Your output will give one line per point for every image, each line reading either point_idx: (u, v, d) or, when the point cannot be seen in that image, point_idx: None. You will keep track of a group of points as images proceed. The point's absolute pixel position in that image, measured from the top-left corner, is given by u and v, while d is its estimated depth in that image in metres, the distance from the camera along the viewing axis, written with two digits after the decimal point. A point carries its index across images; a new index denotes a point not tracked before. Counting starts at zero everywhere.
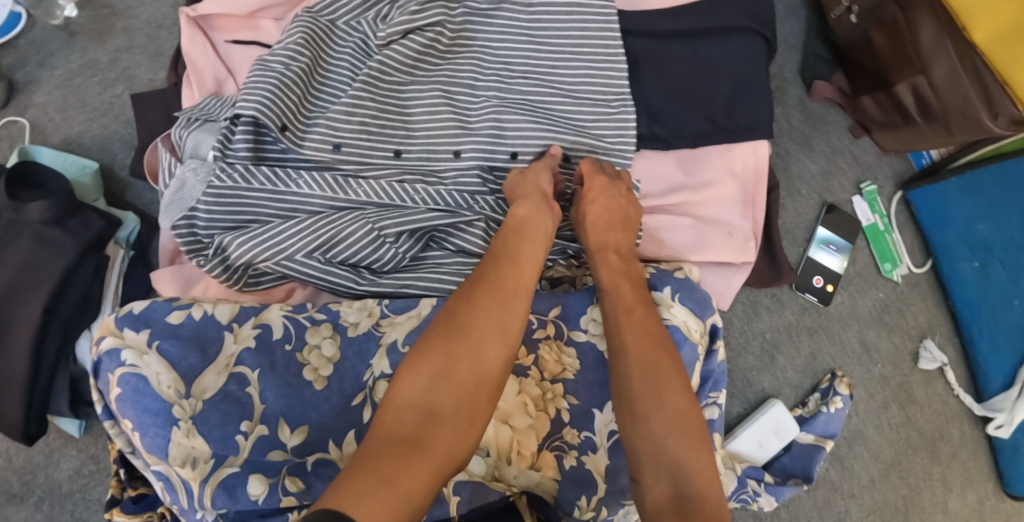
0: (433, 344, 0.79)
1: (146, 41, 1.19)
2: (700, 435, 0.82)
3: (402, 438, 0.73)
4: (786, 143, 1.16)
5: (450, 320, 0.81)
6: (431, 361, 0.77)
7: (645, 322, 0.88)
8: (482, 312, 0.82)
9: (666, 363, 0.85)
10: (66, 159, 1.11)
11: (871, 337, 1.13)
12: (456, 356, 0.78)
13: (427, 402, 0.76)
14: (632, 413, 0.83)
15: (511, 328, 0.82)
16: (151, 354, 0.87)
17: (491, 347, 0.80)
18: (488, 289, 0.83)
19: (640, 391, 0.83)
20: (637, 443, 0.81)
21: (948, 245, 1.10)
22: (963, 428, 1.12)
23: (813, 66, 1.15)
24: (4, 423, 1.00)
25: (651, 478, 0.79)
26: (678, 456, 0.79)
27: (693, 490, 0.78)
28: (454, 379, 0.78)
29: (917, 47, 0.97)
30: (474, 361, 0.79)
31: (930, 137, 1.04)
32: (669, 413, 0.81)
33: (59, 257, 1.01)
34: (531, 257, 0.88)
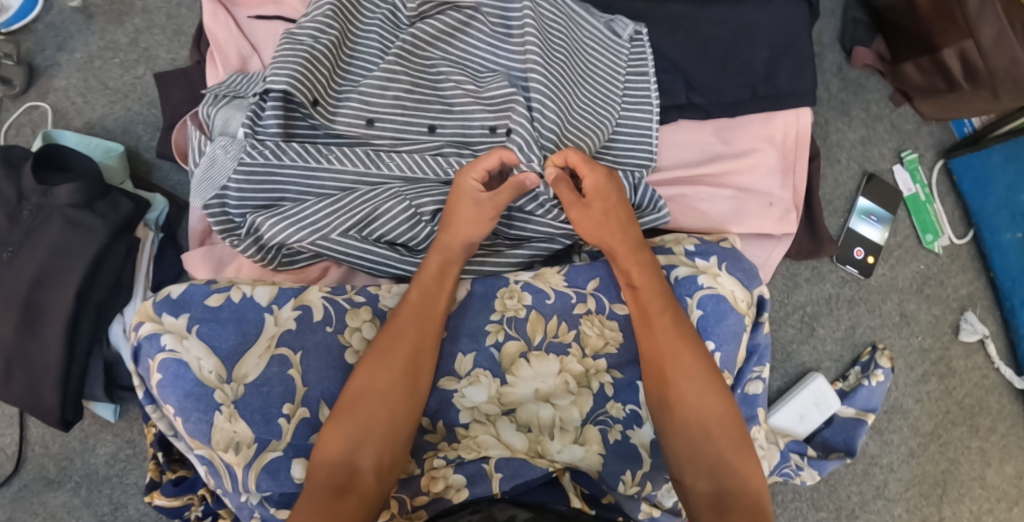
0: (350, 408, 0.82)
1: (165, 20, 1.16)
2: (740, 429, 0.82)
3: (336, 486, 0.79)
4: (824, 112, 1.14)
5: (364, 381, 0.83)
6: (349, 423, 0.81)
7: (674, 326, 0.85)
8: (386, 376, 0.83)
9: (689, 364, 0.83)
10: (91, 142, 1.09)
11: (912, 309, 1.11)
12: (373, 415, 0.81)
13: (351, 455, 0.80)
14: (669, 416, 0.82)
15: (418, 387, 0.84)
16: (191, 339, 0.86)
17: (399, 409, 0.82)
18: (390, 348, 0.84)
19: (683, 396, 0.82)
20: (676, 443, 0.81)
21: (989, 214, 1.08)
22: (1002, 401, 1.11)
23: (853, 32, 1.13)
24: (41, 409, 0.99)
25: (691, 477, 0.80)
26: (718, 455, 0.80)
27: (732, 487, 0.79)
28: (374, 436, 0.81)
29: (962, 7, 0.95)
30: (389, 415, 0.82)
31: (974, 102, 1.02)
32: (703, 416, 0.81)
33: (90, 241, 0.99)
34: (437, 306, 0.88)
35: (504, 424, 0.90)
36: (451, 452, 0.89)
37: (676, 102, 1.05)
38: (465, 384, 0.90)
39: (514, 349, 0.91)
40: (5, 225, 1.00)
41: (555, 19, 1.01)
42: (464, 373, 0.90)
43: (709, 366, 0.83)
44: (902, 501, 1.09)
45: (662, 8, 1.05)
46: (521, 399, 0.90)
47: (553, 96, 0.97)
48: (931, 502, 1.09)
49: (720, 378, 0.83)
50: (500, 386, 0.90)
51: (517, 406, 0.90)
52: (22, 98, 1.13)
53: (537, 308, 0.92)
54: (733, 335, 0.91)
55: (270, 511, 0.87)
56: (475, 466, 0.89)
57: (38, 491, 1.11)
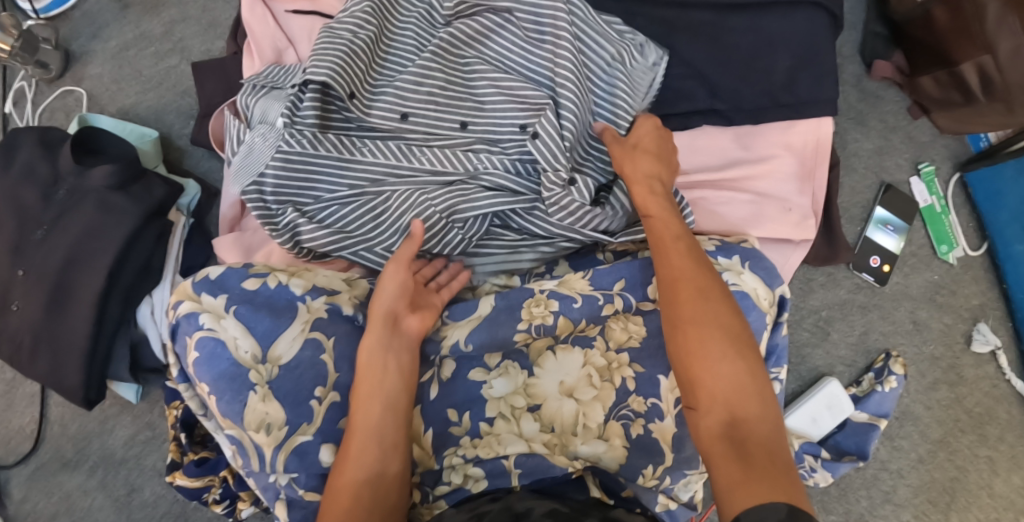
0: (354, 440, 0.82)
1: (200, 12, 1.18)
2: (756, 362, 0.80)
3: (360, 499, 0.79)
4: (842, 122, 1.17)
5: (361, 415, 0.83)
6: (359, 442, 0.82)
7: (692, 255, 0.86)
8: (368, 421, 0.83)
9: (711, 295, 0.83)
10: (126, 127, 1.11)
11: (924, 318, 1.13)
12: (365, 449, 0.81)
13: (374, 471, 0.80)
14: (683, 338, 0.81)
15: (388, 435, 0.82)
16: (229, 319, 0.88)
17: (394, 466, 0.82)
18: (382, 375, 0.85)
19: (693, 316, 0.81)
20: (687, 360, 0.80)
21: (1002, 225, 1.11)
22: (1012, 411, 1.12)
23: (872, 44, 1.15)
24: (65, 387, 1.00)
25: (705, 410, 0.78)
26: (738, 379, 0.78)
27: (747, 415, 0.77)
28: (371, 456, 0.81)
29: (981, 23, 0.98)
30: (377, 442, 0.82)
31: (990, 116, 1.05)
32: (722, 336, 0.80)
33: (122, 224, 1.00)
34: (388, 380, 0.85)
35: (527, 421, 0.91)
36: (470, 450, 0.90)
37: (699, 106, 1.08)
38: (494, 376, 0.92)
39: (543, 343, 0.93)
40: (39, 205, 1.01)
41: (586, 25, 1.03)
42: (494, 365, 0.93)
43: (722, 297, 0.83)
44: (911, 507, 1.10)
45: (687, 14, 1.08)
46: (546, 394, 0.92)
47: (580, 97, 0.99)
48: (939, 509, 1.10)
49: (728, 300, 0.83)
50: (527, 378, 0.92)
51: (541, 402, 0.92)
52: (57, 84, 1.16)
53: (564, 313, 0.93)
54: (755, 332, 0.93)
55: (298, 493, 0.88)
56: (494, 463, 0.90)
57: (55, 472, 1.12)
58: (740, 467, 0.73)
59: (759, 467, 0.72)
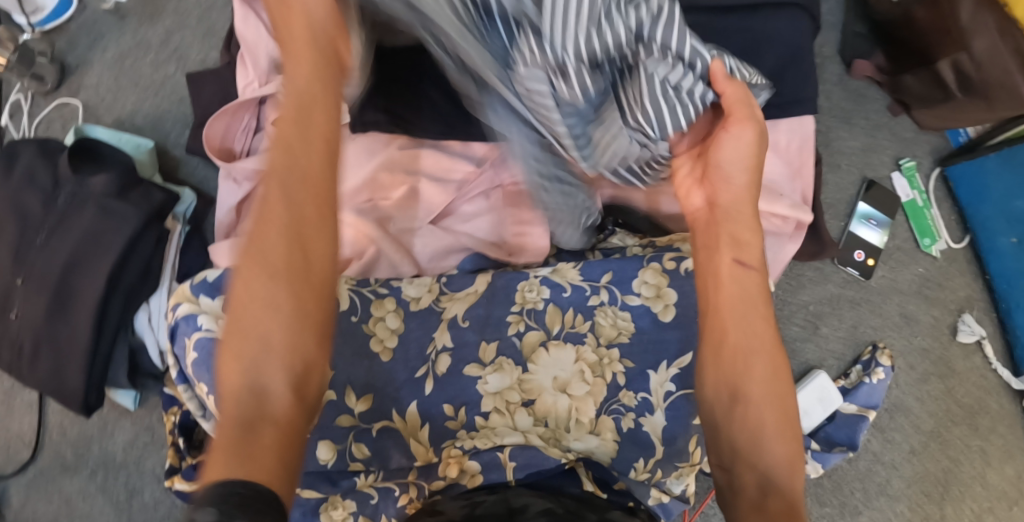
0: (240, 283, 0.63)
1: (197, 22, 1.20)
2: (795, 431, 0.72)
3: (248, 414, 0.61)
4: (826, 120, 1.19)
5: (247, 290, 0.63)
6: (261, 304, 0.63)
7: (756, 298, 0.75)
8: (248, 290, 0.63)
9: (759, 341, 0.74)
10: (121, 137, 1.13)
11: (912, 310, 1.15)
12: (262, 318, 0.63)
13: (256, 377, 0.63)
14: (731, 392, 0.73)
15: (295, 339, 0.63)
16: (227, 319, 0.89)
17: (279, 389, 0.63)
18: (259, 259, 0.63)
19: (742, 370, 0.73)
20: (726, 414, 0.73)
21: (986, 218, 1.12)
22: (1001, 401, 1.14)
23: (853, 44, 1.18)
24: (65, 392, 1.02)
25: (739, 467, 0.72)
26: (772, 444, 0.71)
27: (777, 483, 0.70)
28: (280, 351, 0.63)
29: (957, 22, 1.00)
30: (282, 302, 0.63)
31: (970, 111, 1.07)
32: (769, 395, 0.72)
33: (121, 229, 1.02)
34: (304, 252, 0.64)
35: (522, 415, 0.93)
36: (467, 441, 0.91)
37: None
38: (489, 371, 0.93)
39: (534, 339, 0.95)
40: (39, 211, 1.03)
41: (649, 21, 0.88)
42: (488, 360, 0.94)
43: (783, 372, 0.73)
44: (904, 498, 1.11)
45: None
46: (540, 388, 0.93)
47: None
48: (932, 499, 1.11)
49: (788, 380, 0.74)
50: (521, 373, 0.94)
51: (536, 397, 0.93)
52: (54, 95, 1.18)
53: (554, 300, 0.97)
54: None
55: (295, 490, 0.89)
56: (491, 455, 0.91)
57: (54, 477, 1.14)
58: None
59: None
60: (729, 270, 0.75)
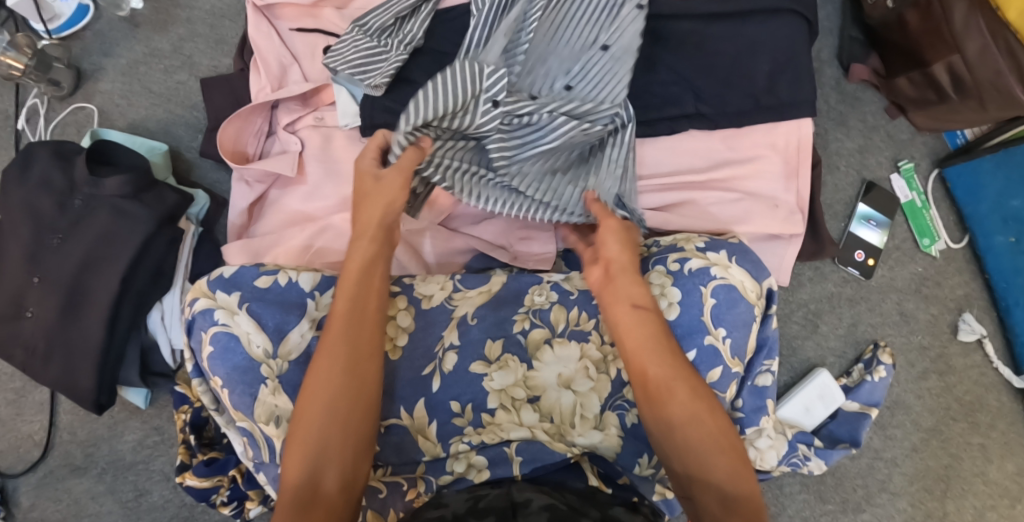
0: (290, 452, 0.80)
1: (208, 30, 1.23)
2: (735, 446, 0.81)
3: (302, 500, 0.77)
4: (824, 122, 1.21)
5: (317, 389, 0.81)
6: (302, 455, 0.79)
7: (648, 319, 0.86)
8: (312, 428, 0.80)
9: (666, 362, 0.84)
10: (135, 140, 1.15)
11: (911, 309, 1.17)
12: (326, 434, 0.80)
13: (313, 476, 0.79)
14: (649, 402, 0.83)
15: (349, 431, 0.81)
16: (242, 315, 0.90)
17: (330, 482, 0.79)
18: (333, 409, 0.80)
19: (667, 396, 0.82)
20: (659, 435, 0.83)
21: (982, 218, 1.14)
22: (1001, 399, 1.15)
23: (849, 49, 1.20)
24: (77, 392, 1.04)
25: (698, 493, 0.80)
26: (701, 456, 0.80)
27: (728, 492, 0.78)
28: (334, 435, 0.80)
29: (949, 26, 1.03)
30: (327, 430, 0.80)
31: (964, 112, 1.09)
32: (686, 405, 0.82)
33: (136, 230, 1.04)
34: (340, 391, 0.81)
35: (527, 411, 0.93)
36: (475, 437, 0.92)
37: (685, 111, 1.09)
38: (494, 368, 0.93)
39: (539, 336, 0.95)
40: (55, 213, 1.05)
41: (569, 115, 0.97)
42: (494, 357, 0.94)
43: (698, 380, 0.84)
44: (906, 496, 1.13)
45: (672, 25, 1.09)
46: (545, 384, 0.94)
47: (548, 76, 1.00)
48: (934, 497, 1.13)
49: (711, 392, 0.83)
50: (526, 371, 0.94)
51: (541, 393, 0.94)
52: (69, 100, 1.21)
53: (560, 300, 0.97)
54: (743, 324, 0.96)
55: None
56: (497, 449, 0.92)
57: (63, 477, 1.15)
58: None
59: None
60: (633, 314, 0.87)
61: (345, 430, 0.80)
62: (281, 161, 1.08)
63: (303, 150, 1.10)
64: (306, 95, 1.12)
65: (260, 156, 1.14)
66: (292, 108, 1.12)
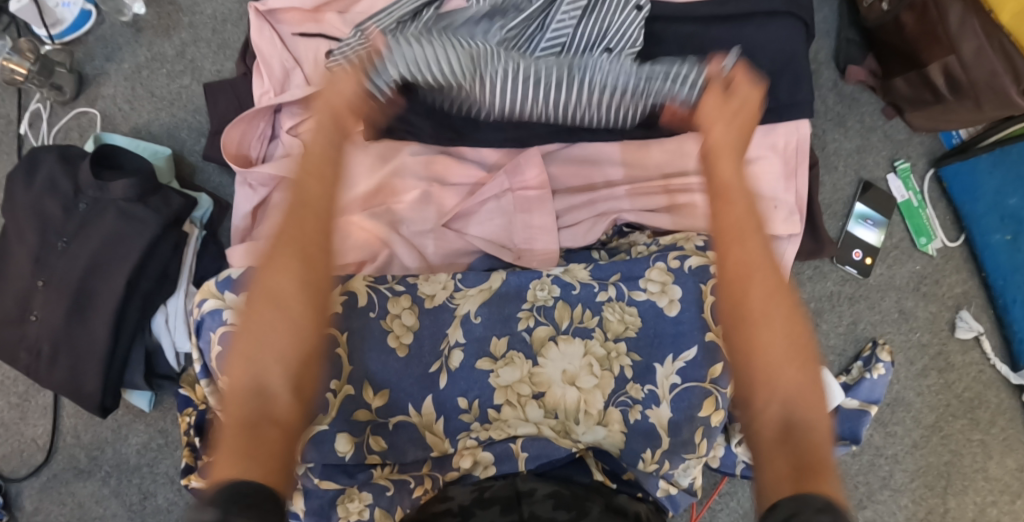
0: (241, 344, 0.74)
1: (211, 35, 1.24)
2: (813, 363, 0.74)
3: (260, 416, 0.71)
4: (822, 123, 1.23)
5: (275, 290, 0.74)
6: (262, 353, 0.73)
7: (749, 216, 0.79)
8: (263, 325, 0.73)
9: (761, 261, 0.77)
10: (139, 145, 1.16)
11: (910, 307, 1.18)
12: (276, 336, 0.73)
13: (260, 380, 0.72)
14: (735, 323, 0.76)
15: (301, 341, 0.74)
16: None
17: (280, 391, 0.72)
18: (275, 305, 0.74)
19: (762, 302, 0.75)
20: (734, 342, 0.76)
21: (980, 216, 1.16)
22: (1000, 395, 1.16)
23: (846, 50, 1.22)
24: (81, 395, 1.04)
25: (761, 402, 0.73)
26: (782, 369, 0.73)
27: (802, 416, 0.72)
28: (285, 341, 0.73)
29: (945, 26, 1.04)
30: (286, 330, 0.73)
31: (960, 113, 1.10)
32: (776, 318, 0.74)
33: (142, 232, 1.05)
34: (291, 291, 0.74)
35: (532, 408, 0.94)
36: (482, 432, 0.93)
37: None
38: (501, 365, 0.94)
39: (544, 333, 0.96)
40: (61, 217, 1.06)
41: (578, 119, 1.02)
42: (499, 354, 0.95)
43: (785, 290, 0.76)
44: (907, 492, 1.14)
45: (672, 28, 1.10)
46: (550, 380, 0.94)
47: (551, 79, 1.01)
48: (935, 493, 1.14)
49: (799, 305, 0.76)
50: (531, 367, 0.94)
51: (546, 389, 0.94)
52: (71, 105, 1.21)
53: (563, 297, 0.97)
54: None
55: (313, 481, 0.91)
56: (504, 446, 0.93)
57: (68, 481, 1.15)
58: (791, 474, 0.68)
59: (816, 476, 0.67)
60: (721, 205, 0.80)
61: (292, 336, 0.74)
62: (281, 163, 1.09)
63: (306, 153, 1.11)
64: (309, 99, 1.13)
65: (263, 160, 1.14)
66: (294, 112, 1.13)
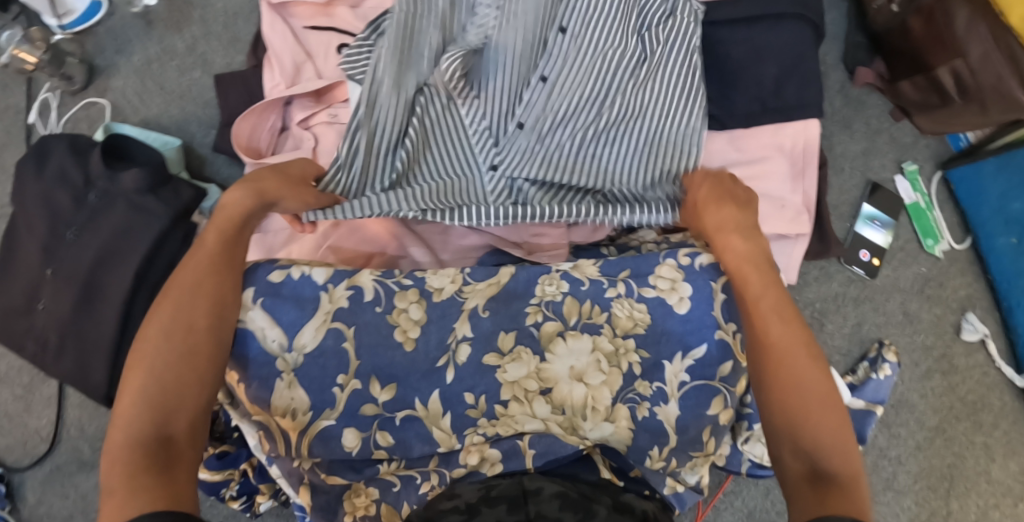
0: (127, 388, 0.78)
1: (222, 29, 1.24)
2: (841, 412, 0.80)
3: (154, 449, 0.74)
4: (829, 125, 1.24)
5: (150, 344, 0.79)
6: (143, 395, 0.77)
7: (782, 304, 0.86)
8: (161, 369, 0.78)
9: (794, 337, 0.83)
10: (149, 136, 1.17)
11: (914, 309, 1.19)
12: (178, 386, 0.78)
13: (161, 428, 0.76)
14: (774, 378, 0.81)
15: (194, 393, 0.79)
16: (256, 310, 0.92)
17: (181, 428, 0.77)
18: (158, 383, 0.78)
19: (797, 366, 0.81)
20: (773, 405, 0.81)
21: (984, 221, 1.16)
22: (1003, 398, 1.17)
23: (853, 53, 1.23)
24: (89, 386, 1.03)
25: (788, 453, 0.78)
26: (815, 429, 0.78)
27: (827, 461, 0.77)
28: (181, 381, 0.78)
29: (951, 31, 1.05)
30: (174, 381, 0.78)
31: (966, 116, 1.10)
32: (810, 385, 0.80)
33: (152, 224, 1.05)
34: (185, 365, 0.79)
35: (540, 404, 0.93)
36: (489, 428, 0.93)
37: None
38: (508, 361, 0.94)
39: (553, 329, 0.95)
40: (71, 207, 1.06)
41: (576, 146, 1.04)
42: (506, 349, 0.94)
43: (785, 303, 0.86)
44: (911, 494, 1.14)
45: None
46: (558, 377, 0.94)
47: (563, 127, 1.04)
48: (938, 495, 1.14)
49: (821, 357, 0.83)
50: (540, 362, 0.94)
51: (553, 385, 0.93)
52: (81, 96, 1.22)
53: (571, 293, 0.97)
54: None
55: (320, 476, 0.92)
56: (511, 442, 0.94)
57: (71, 473, 1.15)
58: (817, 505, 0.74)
59: (835, 498, 0.74)
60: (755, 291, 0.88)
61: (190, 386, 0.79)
62: (294, 158, 1.09)
63: (316, 146, 1.12)
64: (320, 91, 1.13)
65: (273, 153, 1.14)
66: (305, 104, 1.13)
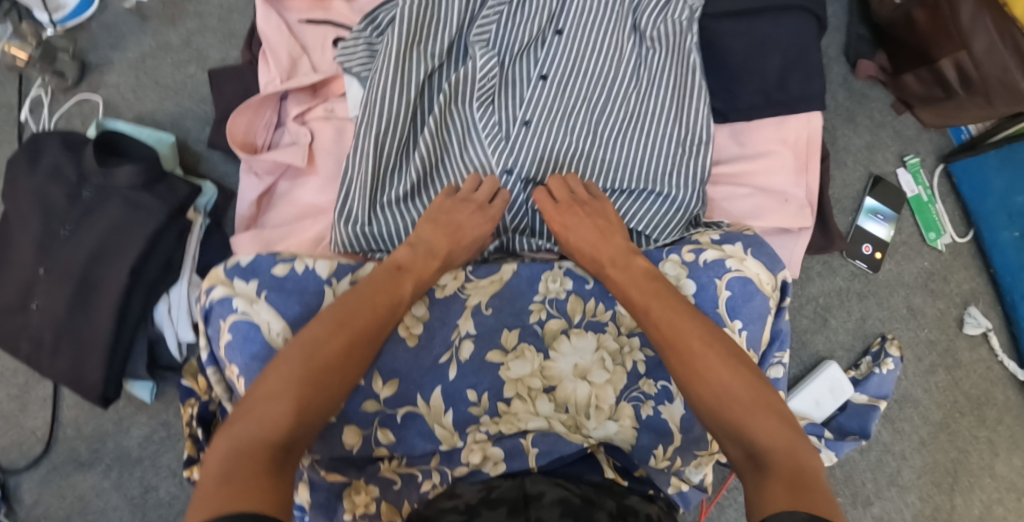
0: (251, 402, 0.74)
1: (217, 24, 1.23)
2: (767, 394, 0.78)
3: (274, 453, 0.71)
4: (832, 118, 1.22)
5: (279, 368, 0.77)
6: (270, 402, 0.74)
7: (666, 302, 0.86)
8: (276, 381, 0.76)
9: (690, 326, 0.83)
10: (144, 133, 1.15)
11: (918, 303, 1.18)
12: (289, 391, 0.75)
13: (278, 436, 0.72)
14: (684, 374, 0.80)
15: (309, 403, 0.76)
16: (261, 303, 0.90)
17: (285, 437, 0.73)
18: (280, 395, 0.75)
19: (701, 363, 0.80)
20: (699, 396, 0.79)
21: (988, 214, 1.15)
22: (1007, 393, 1.16)
23: (856, 46, 1.22)
24: (84, 385, 1.02)
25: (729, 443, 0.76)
26: (739, 409, 0.77)
27: (758, 440, 0.74)
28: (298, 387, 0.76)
29: (957, 23, 1.04)
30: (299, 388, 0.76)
31: (970, 109, 1.10)
32: (717, 369, 0.80)
33: (148, 220, 1.03)
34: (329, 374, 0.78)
35: (543, 402, 0.93)
36: (492, 427, 0.92)
37: None
38: (511, 357, 0.93)
39: (556, 326, 0.95)
40: (65, 204, 1.05)
41: (578, 146, 1.02)
42: (510, 347, 0.94)
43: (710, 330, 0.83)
44: (915, 489, 1.14)
45: None
46: (561, 375, 0.93)
47: (566, 126, 1.02)
48: (942, 490, 1.14)
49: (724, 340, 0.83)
50: (543, 360, 0.94)
51: (557, 383, 0.93)
52: (75, 93, 1.20)
53: (575, 291, 0.96)
54: (758, 316, 0.96)
55: (319, 474, 0.89)
56: (513, 441, 0.93)
57: (68, 473, 1.14)
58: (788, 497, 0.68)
59: (803, 485, 0.69)
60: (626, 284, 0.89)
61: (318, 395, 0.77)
62: (291, 152, 1.08)
63: (313, 141, 1.10)
64: (316, 86, 1.13)
65: (269, 147, 1.13)
66: (301, 99, 1.12)
